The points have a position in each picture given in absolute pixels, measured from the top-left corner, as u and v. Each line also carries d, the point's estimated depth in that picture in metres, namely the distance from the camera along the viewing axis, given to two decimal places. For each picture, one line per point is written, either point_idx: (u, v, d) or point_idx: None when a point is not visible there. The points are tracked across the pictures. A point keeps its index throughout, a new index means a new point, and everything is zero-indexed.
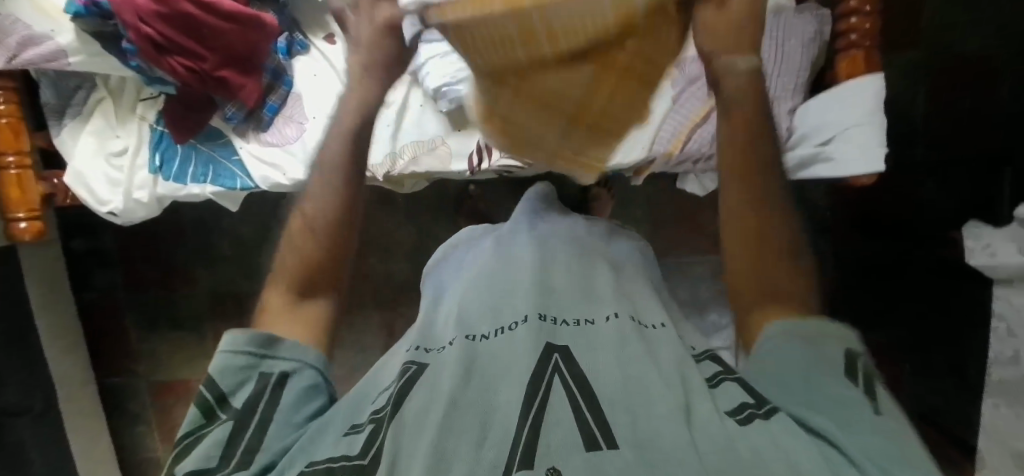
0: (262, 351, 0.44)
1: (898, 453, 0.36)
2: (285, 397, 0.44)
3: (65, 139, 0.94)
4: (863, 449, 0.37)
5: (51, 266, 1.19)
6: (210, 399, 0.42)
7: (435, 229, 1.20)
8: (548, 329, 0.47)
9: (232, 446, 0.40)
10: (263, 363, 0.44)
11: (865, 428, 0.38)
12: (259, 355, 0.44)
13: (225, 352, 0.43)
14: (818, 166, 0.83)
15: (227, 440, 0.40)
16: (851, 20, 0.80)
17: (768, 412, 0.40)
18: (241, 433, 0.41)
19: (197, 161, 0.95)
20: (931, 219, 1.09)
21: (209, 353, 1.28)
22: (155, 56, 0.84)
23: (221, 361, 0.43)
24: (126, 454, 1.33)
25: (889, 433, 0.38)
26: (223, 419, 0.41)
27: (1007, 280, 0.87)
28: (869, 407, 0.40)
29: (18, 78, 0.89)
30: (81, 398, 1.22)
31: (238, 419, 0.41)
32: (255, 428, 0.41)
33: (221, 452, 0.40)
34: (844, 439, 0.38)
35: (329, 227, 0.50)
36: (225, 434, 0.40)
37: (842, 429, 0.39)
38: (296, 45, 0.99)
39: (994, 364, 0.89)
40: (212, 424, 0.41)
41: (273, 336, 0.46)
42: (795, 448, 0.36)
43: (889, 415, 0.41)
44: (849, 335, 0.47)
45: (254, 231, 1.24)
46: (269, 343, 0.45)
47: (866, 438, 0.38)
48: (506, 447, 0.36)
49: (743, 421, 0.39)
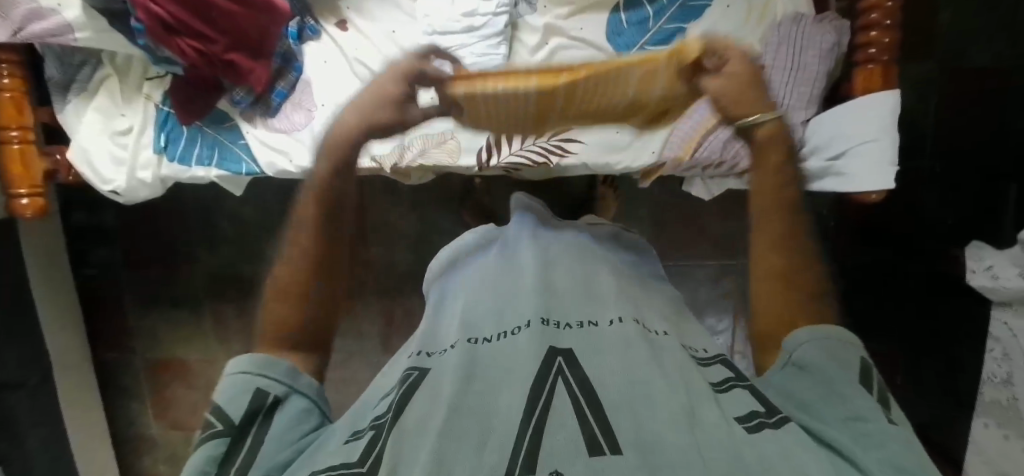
0: (259, 370, 0.43)
1: (912, 465, 0.35)
2: (277, 421, 0.42)
3: (70, 116, 0.92)
4: (881, 467, 0.35)
5: (50, 241, 1.18)
6: (207, 416, 0.41)
7: (440, 221, 1.20)
8: (550, 332, 0.46)
9: (226, 463, 0.39)
10: (260, 382, 0.43)
11: (879, 441, 0.37)
12: (256, 374, 0.43)
13: (228, 373, 0.43)
14: (827, 180, 0.85)
15: (220, 458, 0.39)
16: (870, 34, 0.78)
17: (778, 421, 0.39)
18: (236, 449, 0.40)
19: (203, 144, 0.94)
20: (932, 232, 1.08)
21: (206, 332, 1.28)
22: (163, 35, 0.81)
23: (223, 384, 0.43)
24: (122, 430, 1.34)
25: (909, 449, 0.37)
26: (216, 433, 0.40)
27: (1005, 301, 0.88)
28: (883, 416, 0.39)
29: (23, 51, 0.87)
30: (78, 375, 1.22)
31: (231, 434, 0.40)
32: (249, 445, 0.40)
33: (214, 470, 0.39)
34: (859, 453, 0.37)
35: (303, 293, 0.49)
36: (218, 450, 0.40)
37: (858, 443, 0.37)
38: (307, 31, 0.98)
39: (987, 385, 0.91)
40: (207, 436, 0.40)
41: (272, 358, 0.45)
42: (804, 459, 0.35)
43: (902, 426, 0.39)
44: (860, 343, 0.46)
45: (256, 213, 1.23)
46: (266, 363, 0.44)
47: (880, 450, 0.36)
48: (507, 451, 0.34)
49: (752, 428, 0.38)
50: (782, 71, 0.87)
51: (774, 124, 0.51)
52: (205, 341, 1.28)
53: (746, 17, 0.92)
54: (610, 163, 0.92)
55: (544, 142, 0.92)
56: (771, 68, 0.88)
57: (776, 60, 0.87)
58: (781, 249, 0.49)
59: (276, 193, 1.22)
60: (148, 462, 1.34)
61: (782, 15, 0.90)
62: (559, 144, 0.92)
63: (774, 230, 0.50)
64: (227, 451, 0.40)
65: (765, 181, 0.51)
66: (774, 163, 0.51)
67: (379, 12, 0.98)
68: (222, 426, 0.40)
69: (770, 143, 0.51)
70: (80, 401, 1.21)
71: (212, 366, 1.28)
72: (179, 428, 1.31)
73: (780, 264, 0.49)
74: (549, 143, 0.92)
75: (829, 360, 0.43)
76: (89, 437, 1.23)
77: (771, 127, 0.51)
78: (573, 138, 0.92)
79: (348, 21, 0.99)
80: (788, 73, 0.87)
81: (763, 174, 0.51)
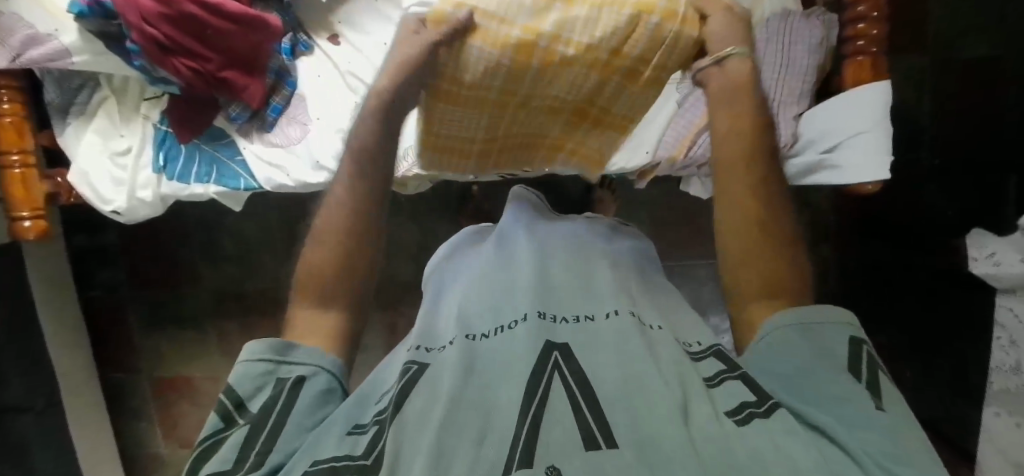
0: (280, 357, 0.43)
1: (900, 453, 0.35)
2: (301, 402, 0.42)
3: (70, 138, 0.94)
4: (865, 453, 0.35)
5: (55, 263, 1.19)
6: (223, 403, 0.41)
7: (438, 229, 1.21)
8: (547, 326, 0.45)
9: (246, 448, 0.38)
10: (281, 369, 0.43)
11: (865, 425, 0.37)
12: (278, 362, 0.43)
13: (244, 359, 0.43)
14: (824, 173, 0.85)
15: (243, 443, 0.39)
16: (858, 26, 0.79)
17: (770, 410, 0.39)
18: (256, 435, 0.39)
19: (201, 161, 0.95)
20: (931, 223, 1.06)
21: (211, 350, 1.29)
22: (160, 56, 0.83)
23: (238, 372, 0.42)
24: (129, 450, 1.34)
25: (893, 431, 0.37)
26: (241, 424, 0.40)
27: (1010, 288, 0.88)
28: (872, 403, 0.39)
29: (22, 77, 0.89)
30: (86, 395, 1.23)
31: (254, 422, 0.40)
32: (272, 429, 0.40)
33: (236, 456, 0.38)
34: (843, 436, 0.37)
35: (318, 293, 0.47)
36: (238, 439, 0.39)
37: (844, 427, 0.37)
38: (299, 46, 0.99)
39: (995, 373, 0.89)
40: (230, 428, 0.40)
41: (288, 342, 0.45)
42: (795, 446, 0.35)
43: (891, 413, 0.39)
44: (854, 324, 0.45)
45: (257, 229, 1.24)
46: (285, 349, 0.44)
47: (866, 434, 0.36)
48: (506, 446, 0.35)
49: (742, 421, 0.38)
50: (774, 67, 0.87)
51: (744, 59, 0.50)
52: (210, 358, 1.29)
53: None
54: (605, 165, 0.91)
55: None
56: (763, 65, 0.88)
57: (766, 56, 0.88)
58: (757, 194, 0.49)
59: (276, 208, 1.23)
60: None
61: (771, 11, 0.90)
62: None
63: (757, 171, 0.49)
64: (247, 438, 0.39)
65: (736, 124, 0.50)
66: (747, 111, 0.50)
67: (369, 25, 0.98)
68: (244, 419, 0.40)
69: (740, 80, 0.50)
70: (88, 422, 1.22)
71: (218, 382, 1.29)
72: (187, 447, 1.31)
73: (758, 210, 0.48)
74: None
75: (808, 347, 0.43)
76: (98, 457, 1.23)
77: (746, 64, 0.50)
78: None
79: (339, 36, 1.00)
80: (779, 69, 0.87)
81: (737, 119, 0.49)
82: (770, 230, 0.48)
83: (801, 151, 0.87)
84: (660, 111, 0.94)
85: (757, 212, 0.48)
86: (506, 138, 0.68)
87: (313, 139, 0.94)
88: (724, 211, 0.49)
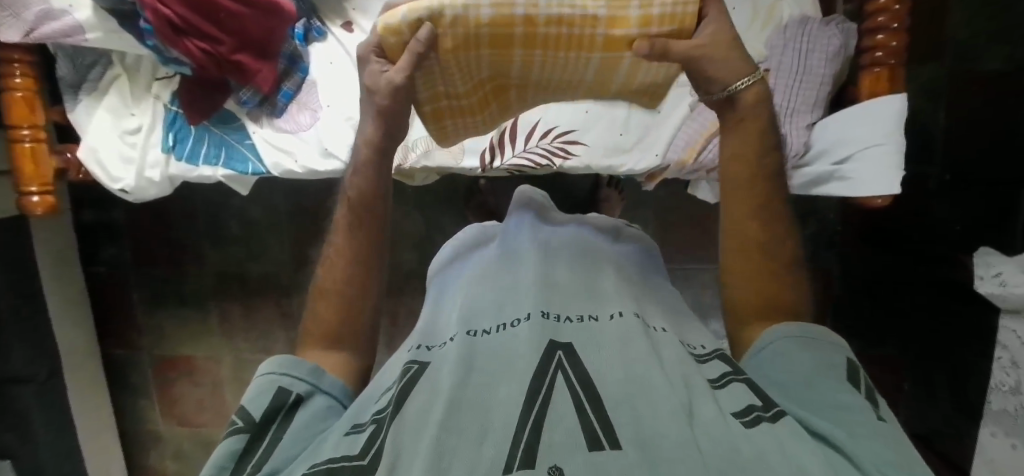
0: (281, 370, 0.46)
1: (898, 458, 0.36)
2: (297, 418, 0.44)
3: (80, 114, 0.94)
4: (869, 461, 0.35)
5: (61, 238, 1.20)
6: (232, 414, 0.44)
7: (444, 221, 1.21)
8: (550, 325, 0.45)
9: (243, 459, 0.41)
10: (282, 381, 0.45)
11: (868, 433, 0.37)
12: (279, 374, 0.46)
13: (257, 377, 0.46)
14: (835, 185, 0.84)
15: (241, 452, 0.42)
16: (878, 37, 0.78)
17: (775, 415, 0.39)
18: (256, 444, 0.42)
19: (210, 143, 0.95)
20: (944, 239, 1.05)
21: (212, 331, 1.30)
22: (173, 37, 0.83)
23: (253, 385, 0.45)
24: (128, 425, 1.36)
25: (897, 444, 0.37)
26: (238, 429, 0.42)
27: (1014, 309, 0.87)
28: (874, 414, 0.40)
29: (36, 52, 0.89)
30: (88, 370, 1.24)
31: (251, 431, 0.42)
32: (267, 442, 0.42)
33: (233, 466, 0.41)
34: (849, 444, 0.37)
35: (334, 303, 0.52)
36: (238, 446, 0.42)
37: (848, 435, 0.37)
38: (313, 32, 0.99)
39: (995, 393, 0.89)
40: (229, 431, 0.42)
41: (297, 359, 0.48)
42: (800, 452, 0.35)
43: (890, 424, 0.40)
44: (846, 346, 0.47)
45: (263, 213, 1.24)
46: (287, 363, 0.47)
47: (871, 442, 0.37)
48: (507, 445, 0.34)
49: (750, 423, 0.37)
50: (789, 76, 0.87)
51: (759, 86, 0.48)
52: (210, 340, 1.30)
53: (750, 21, 0.93)
54: (614, 165, 0.91)
55: (546, 145, 0.94)
56: (777, 72, 0.88)
57: (782, 64, 0.88)
58: (758, 217, 0.50)
59: (284, 194, 1.23)
60: (154, 458, 1.36)
61: (789, 17, 0.90)
62: (562, 146, 0.93)
63: (759, 196, 0.50)
64: (247, 446, 0.42)
65: (743, 147, 0.50)
66: (756, 128, 0.50)
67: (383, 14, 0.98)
68: (243, 423, 0.43)
69: (749, 113, 0.49)
70: (89, 396, 1.23)
71: (217, 364, 1.30)
72: (185, 425, 1.33)
73: (756, 231, 0.50)
74: (550, 145, 0.94)
75: (808, 364, 0.44)
76: (98, 431, 1.25)
77: (751, 93, 0.48)
78: (576, 141, 0.93)
79: (353, 23, 1.00)
80: (792, 77, 0.87)
81: (748, 141, 0.50)
82: (765, 257, 0.50)
83: (811, 161, 0.86)
84: (671, 113, 0.93)
85: (758, 240, 0.50)
86: (529, 79, 0.57)
87: (324, 127, 0.94)
88: (732, 245, 0.51)
